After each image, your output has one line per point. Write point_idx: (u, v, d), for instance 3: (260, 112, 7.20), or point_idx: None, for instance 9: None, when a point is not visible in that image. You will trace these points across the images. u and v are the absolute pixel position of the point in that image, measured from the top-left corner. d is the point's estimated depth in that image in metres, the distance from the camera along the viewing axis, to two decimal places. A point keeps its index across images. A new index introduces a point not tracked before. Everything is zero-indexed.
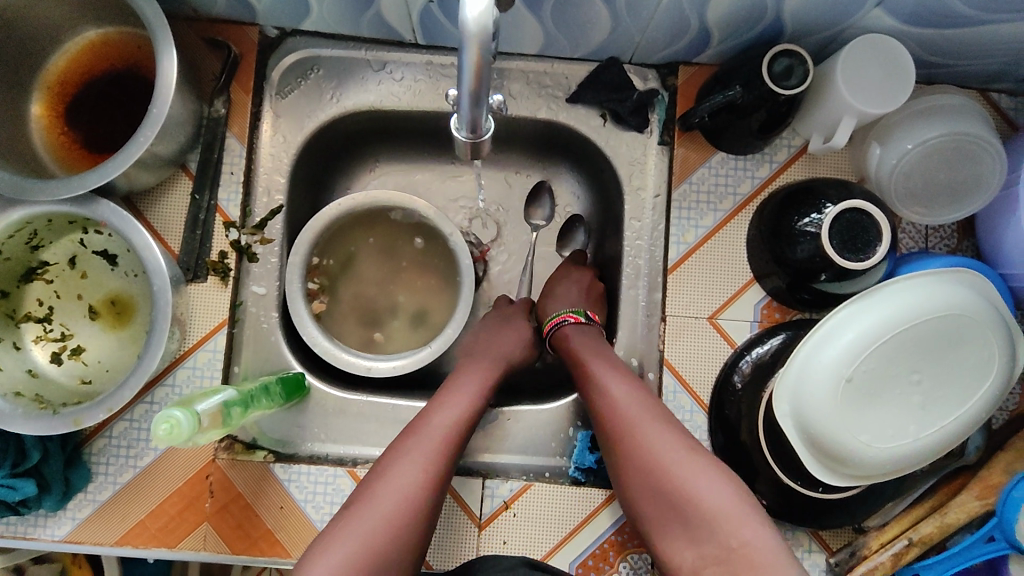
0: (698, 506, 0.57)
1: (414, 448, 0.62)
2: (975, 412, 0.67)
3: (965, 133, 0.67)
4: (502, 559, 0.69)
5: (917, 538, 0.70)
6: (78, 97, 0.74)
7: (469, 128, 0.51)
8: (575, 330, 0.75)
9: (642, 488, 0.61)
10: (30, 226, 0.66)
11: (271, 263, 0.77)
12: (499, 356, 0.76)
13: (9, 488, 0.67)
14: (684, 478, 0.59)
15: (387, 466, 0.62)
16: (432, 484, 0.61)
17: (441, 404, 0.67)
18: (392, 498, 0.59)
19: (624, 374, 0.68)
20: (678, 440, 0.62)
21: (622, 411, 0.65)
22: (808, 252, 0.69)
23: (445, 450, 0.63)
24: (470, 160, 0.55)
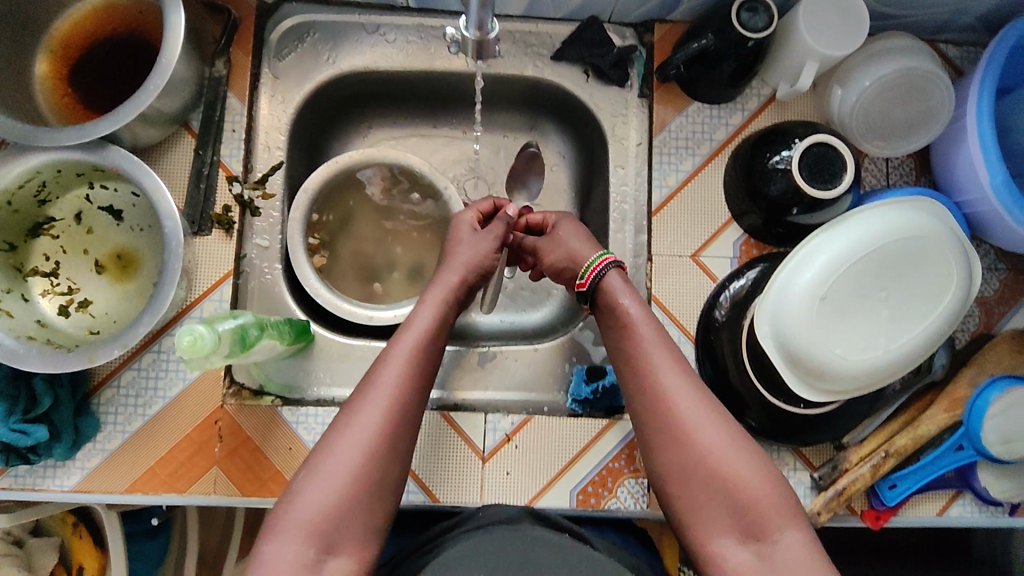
0: (738, 499, 0.58)
1: (379, 381, 0.61)
2: (939, 325, 0.72)
3: (915, 69, 0.73)
4: (505, 508, 0.67)
5: (893, 450, 0.75)
6: (80, 61, 0.76)
7: (475, 27, 0.63)
8: (612, 282, 0.71)
9: (681, 478, 0.61)
10: (39, 176, 0.68)
11: (273, 217, 0.80)
12: (472, 265, 0.73)
13: (21, 433, 0.68)
14: (722, 463, 0.59)
15: (353, 402, 0.61)
16: (401, 416, 0.60)
17: (406, 331, 0.66)
18: (359, 434, 0.58)
19: (660, 342, 0.66)
20: (716, 420, 0.61)
21: (659, 383, 0.63)
22: (782, 186, 0.74)
23: (411, 379, 0.62)
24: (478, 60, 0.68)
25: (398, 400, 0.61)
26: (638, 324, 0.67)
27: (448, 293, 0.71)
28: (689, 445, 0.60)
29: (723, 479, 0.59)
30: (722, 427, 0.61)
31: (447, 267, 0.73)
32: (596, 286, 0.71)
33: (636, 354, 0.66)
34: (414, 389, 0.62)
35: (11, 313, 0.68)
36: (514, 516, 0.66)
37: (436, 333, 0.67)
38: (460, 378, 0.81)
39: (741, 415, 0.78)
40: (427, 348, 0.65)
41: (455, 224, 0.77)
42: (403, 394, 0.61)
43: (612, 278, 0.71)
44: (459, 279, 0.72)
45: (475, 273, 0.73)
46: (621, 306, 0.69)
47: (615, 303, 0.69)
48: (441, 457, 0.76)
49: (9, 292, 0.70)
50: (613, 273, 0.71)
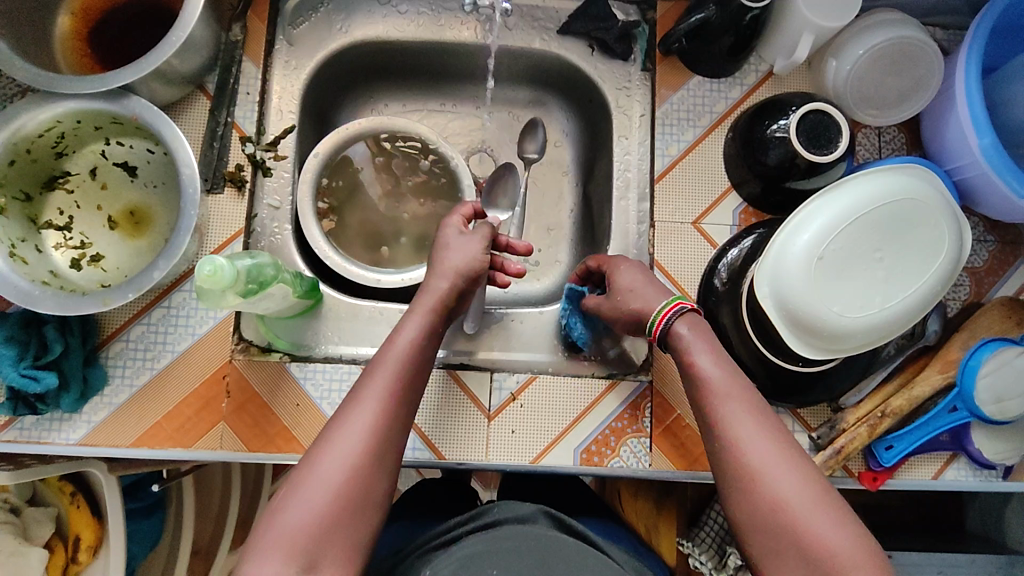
0: (810, 550, 0.51)
1: (366, 399, 0.59)
2: (931, 286, 0.75)
3: (908, 37, 0.77)
4: (520, 506, 0.67)
5: (889, 410, 0.77)
6: (100, 23, 0.78)
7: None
8: (681, 329, 0.63)
9: (751, 526, 0.53)
10: (58, 127, 0.70)
11: (284, 178, 0.81)
12: (462, 268, 0.69)
13: (31, 379, 0.68)
14: (804, 515, 0.52)
15: (337, 417, 0.58)
16: (387, 434, 0.58)
17: (394, 341, 0.63)
18: (344, 452, 0.55)
19: (734, 388, 0.58)
20: (797, 469, 0.54)
21: (732, 432, 0.56)
22: (780, 152, 0.77)
23: (398, 393, 0.60)
24: None
25: (384, 418, 0.58)
26: (709, 367, 0.59)
27: (437, 299, 0.67)
28: (767, 497, 0.53)
29: (794, 528, 0.52)
30: (802, 476, 0.54)
31: (438, 267, 0.69)
32: (664, 334, 0.64)
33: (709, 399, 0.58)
34: (403, 404, 0.60)
35: (26, 260, 0.69)
36: (528, 515, 0.65)
37: (424, 343, 0.64)
38: (466, 340, 0.82)
39: (744, 377, 0.80)
40: (415, 360, 0.62)
41: (442, 229, 0.73)
42: (390, 409, 0.59)
43: (688, 320, 0.63)
44: (449, 284, 0.67)
45: (466, 276, 0.69)
46: (691, 354, 0.61)
47: (687, 349, 0.61)
48: (447, 414, 0.77)
49: (25, 241, 0.70)
50: (686, 318, 0.63)
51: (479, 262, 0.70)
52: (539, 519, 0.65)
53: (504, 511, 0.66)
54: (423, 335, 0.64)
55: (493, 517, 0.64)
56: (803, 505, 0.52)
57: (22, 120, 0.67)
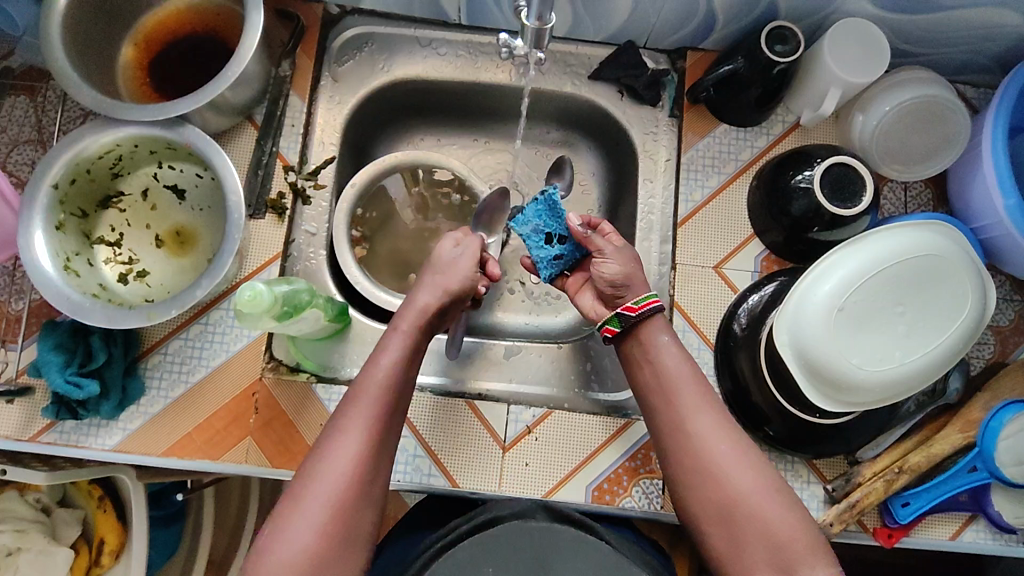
0: (768, 539, 0.58)
1: (355, 419, 0.62)
2: (954, 343, 0.75)
3: (933, 96, 0.79)
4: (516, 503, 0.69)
5: (907, 466, 0.76)
6: (160, 54, 0.84)
7: (534, 17, 0.62)
8: (654, 329, 0.68)
9: (711, 517, 0.61)
10: (118, 151, 0.75)
11: (322, 206, 0.85)
12: (451, 283, 0.71)
13: (75, 386, 0.72)
14: (755, 503, 0.60)
15: (326, 437, 0.62)
16: (374, 454, 0.61)
17: (378, 361, 0.65)
18: (334, 473, 0.59)
19: (702, 397, 0.64)
20: (751, 466, 0.61)
21: (698, 434, 0.63)
22: (804, 203, 0.78)
23: (384, 413, 0.63)
24: (534, 49, 0.65)
25: (372, 433, 0.62)
26: (677, 371, 0.66)
27: (420, 317, 0.69)
28: (724, 491, 0.61)
29: (753, 519, 0.59)
30: (757, 473, 0.61)
31: (426, 282, 0.72)
32: (637, 330, 0.69)
33: (676, 402, 0.64)
34: (388, 425, 0.63)
35: (79, 273, 0.73)
36: (526, 511, 0.67)
37: (407, 362, 0.66)
38: (484, 371, 0.84)
39: (759, 424, 0.80)
40: (398, 379, 0.65)
41: (440, 242, 0.76)
42: (377, 429, 0.62)
43: (657, 321, 0.69)
44: (432, 299, 0.70)
45: (452, 291, 0.71)
46: (659, 356, 0.67)
47: (654, 355, 0.67)
48: (462, 444, 0.79)
49: (79, 255, 0.75)
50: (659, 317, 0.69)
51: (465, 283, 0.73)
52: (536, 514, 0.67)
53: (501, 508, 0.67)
54: (405, 354, 0.66)
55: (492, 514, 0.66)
56: (758, 498, 0.60)
57: (86, 143, 0.72)
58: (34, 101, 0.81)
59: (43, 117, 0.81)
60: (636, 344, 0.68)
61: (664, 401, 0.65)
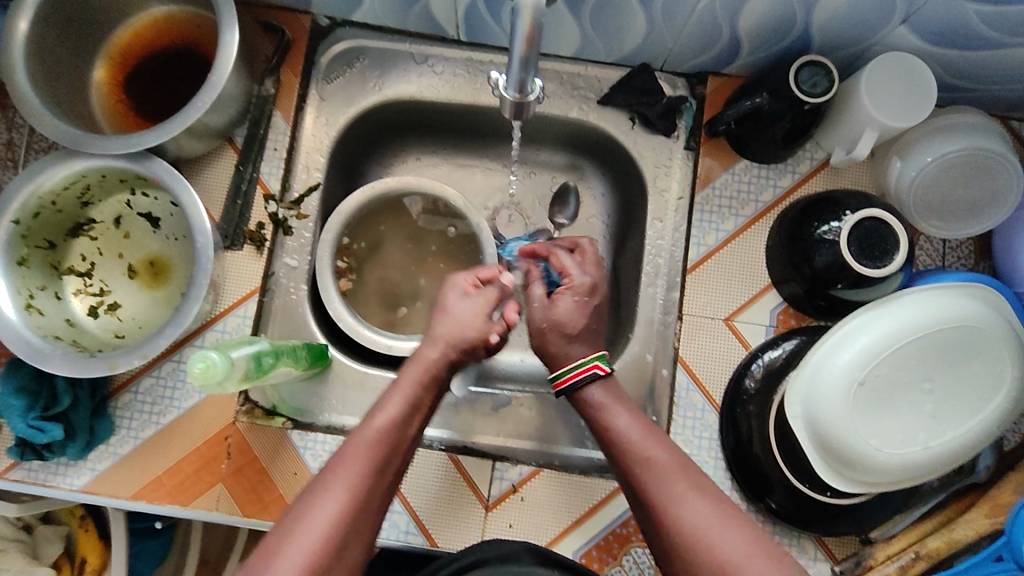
0: None
1: (338, 481, 0.56)
2: (987, 425, 0.68)
3: (983, 149, 0.71)
4: (504, 544, 0.65)
5: (924, 551, 0.70)
6: (136, 69, 0.78)
7: (515, 88, 0.52)
8: (598, 394, 0.63)
9: None
10: (84, 180, 0.70)
11: (304, 238, 0.80)
12: (457, 338, 0.66)
13: (37, 430, 0.69)
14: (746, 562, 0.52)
15: (307, 498, 0.55)
16: (356, 521, 0.55)
17: (372, 419, 0.60)
18: (308, 538, 0.52)
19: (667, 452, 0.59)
20: (728, 520, 0.54)
21: (667, 490, 0.56)
22: (827, 258, 0.70)
23: (371, 477, 0.57)
24: (513, 121, 0.56)
25: (357, 497, 0.55)
26: (630, 428, 0.60)
27: (424, 371, 0.64)
28: (707, 549, 0.53)
29: None
30: (739, 530, 0.54)
31: (427, 335, 0.66)
32: (576, 394, 0.64)
33: (642, 455, 0.58)
34: (376, 491, 0.57)
35: (43, 311, 0.69)
36: (513, 552, 0.63)
37: (404, 421, 0.61)
38: (472, 422, 0.80)
39: (761, 495, 0.73)
40: (392, 440, 0.59)
41: (445, 287, 0.70)
42: (362, 495, 0.56)
43: (593, 391, 0.64)
44: (439, 352, 0.65)
45: (458, 348, 0.66)
46: (614, 418, 0.61)
47: (609, 415, 0.62)
48: (443, 500, 0.74)
49: (44, 290, 0.71)
50: (591, 386, 0.64)
51: (471, 336, 0.66)
52: (522, 556, 0.62)
53: (487, 550, 0.64)
54: (403, 412, 0.61)
55: (477, 557, 0.62)
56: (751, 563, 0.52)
57: (48, 175, 0.67)
58: (5, 117, 0.77)
59: (14, 134, 0.77)
60: (585, 407, 0.64)
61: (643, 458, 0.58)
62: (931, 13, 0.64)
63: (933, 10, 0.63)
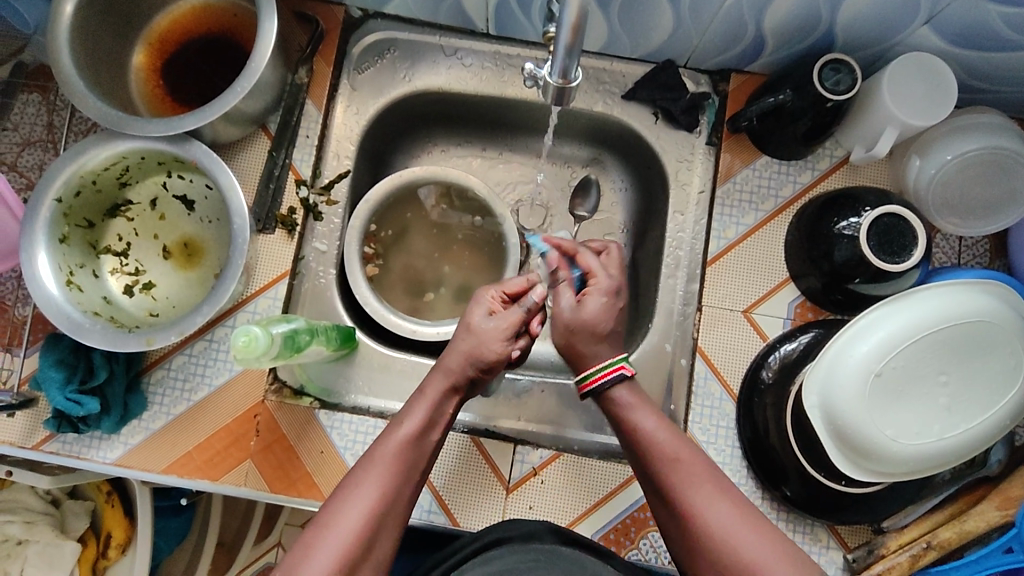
0: None
1: (364, 485, 0.57)
2: (1001, 419, 0.69)
3: (1002, 148, 0.72)
4: (525, 524, 0.67)
5: (935, 542, 0.71)
6: (173, 56, 0.80)
7: (559, 74, 0.54)
8: (623, 395, 0.64)
9: None
10: (124, 161, 0.72)
11: (333, 223, 0.82)
12: (477, 357, 0.64)
13: (75, 403, 0.71)
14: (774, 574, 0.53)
15: (334, 502, 0.57)
16: (384, 518, 0.57)
17: (401, 423, 0.62)
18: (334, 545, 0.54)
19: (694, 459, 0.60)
20: (747, 521, 0.56)
21: (690, 494, 0.58)
22: (847, 252, 0.72)
23: (395, 483, 0.58)
24: (556, 106, 0.58)
25: (387, 494, 0.58)
26: (655, 433, 0.62)
27: (448, 381, 0.65)
28: (732, 558, 0.55)
29: None
30: (758, 530, 0.56)
31: (448, 348, 0.66)
32: (603, 397, 0.65)
33: (659, 464, 0.60)
34: (402, 493, 0.59)
35: (82, 288, 0.71)
36: (533, 532, 0.65)
37: (428, 428, 0.63)
38: (493, 407, 0.81)
39: (777, 483, 0.75)
40: (418, 443, 0.61)
41: (471, 304, 0.67)
42: (386, 500, 0.57)
43: (625, 387, 0.65)
44: (461, 366, 0.65)
45: (477, 364, 0.64)
46: (637, 422, 0.63)
47: (633, 418, 0.63)
48: (467, 482, 0.76)
49: (83, 267, 0.73)
50: (622, 386, 0.65)
51: (488, 358, 0.65)
52: (545, 536, 0.65)
53: (508, 529, 0.66)
54: (428, 418, 0.63)
55: (498, 535, 0.64)
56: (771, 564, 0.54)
57: (90, 156, 0.70)
58: (46, 101, 0.79)
59: (54, 117, 0.79)
60: (610, 409, 0.65)
61: (660, 453, 0.61)
62: (953, 15, 0.66)
63: (955, 12, 0.65)
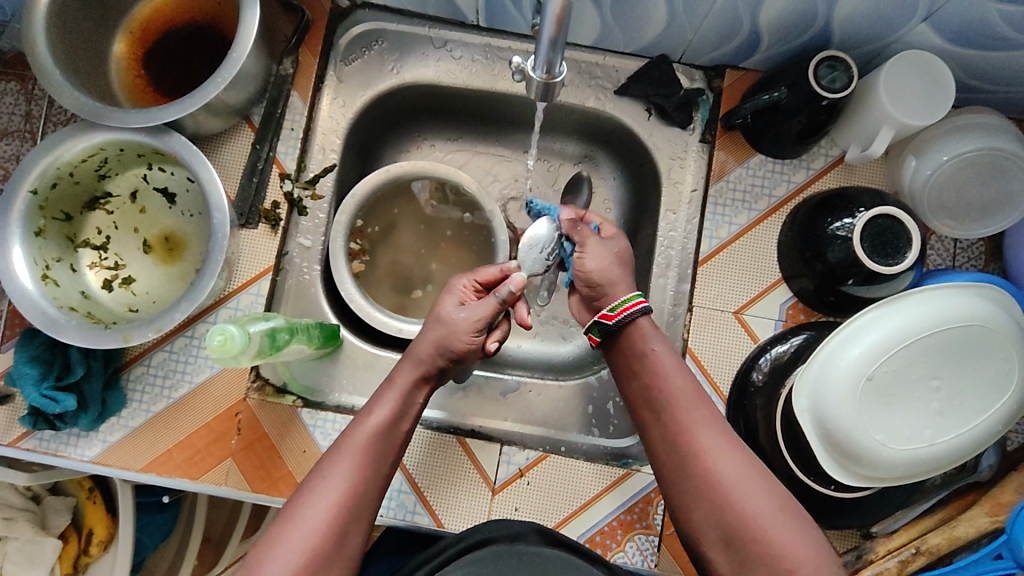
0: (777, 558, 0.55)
1: (338, 469, 0.57)
2: (993, 424, 0.68)
3: (998, 149, 0.71)
4: (513, 525, 0.66)
5: (924, 547, 0.71)
6: (156, 45, 0.78)
7: (543, 68, 0.52)
8: (646, 325, 0.67)
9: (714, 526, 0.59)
10: (102, 153, 0.70)
11: (319, 218, 0.81)
12: (445, 345, 0.66)
13: (51, 400, 0.70)
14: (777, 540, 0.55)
15: (306, 486, 0.57)
16: (354, 512, 0.56)
17: (368, 415, 0.61)
18: (304, 531, 0.54)
19: (704, 420, 0.62)
20: (749, 467, 0.59)
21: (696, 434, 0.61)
22: (840, 254, 0.70)
23: (367, 468, 0.59)
24: (541, 102, 0.57)
25: (356, 488, 0.57)
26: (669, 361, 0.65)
27: (419, 370, 0.65)
28: (731, 501, 0.58)
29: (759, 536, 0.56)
30: (757, 477, 0.59)
31: (418, 338, 0.67)
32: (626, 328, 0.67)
33: (670, 398, 0.64)
34: (374, 479, 0.59)
35: (58, 282, 0.70)
36: (521, 532, 0.64)
37: (397, 419, 0.62)
38: (479, 406, 0.80)
39: None
40: (387, 435, 0.61)
41: (443, 295, 0.69)
42: (359, 485, 0.57)
43: (644, 325, 0.67)
44: (431, 355, 0.65)
45: (446, 354, 0.66)
46: (654, 355, 0.66)
47: (651, 354, 0.66)
48: (452, 484, 0.75)
49: (59, 261, 0.71)
50: (643, 318, 0.68)
51: (455, 347, 0.66)
52: (529, 537, 0.63)
53: (494, 529, 0.65)
54: (396, 410, 0.62)
55: (486, 535, 0.63)
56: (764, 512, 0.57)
57: (67, 148, 0.68)
58: (24, 89, 0.77)
59: (32, 107, 0.77)
60: (627, 346, 0.68)
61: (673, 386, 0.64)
62: (952, 12, 0.64)
63: (954, 9, 0.64)
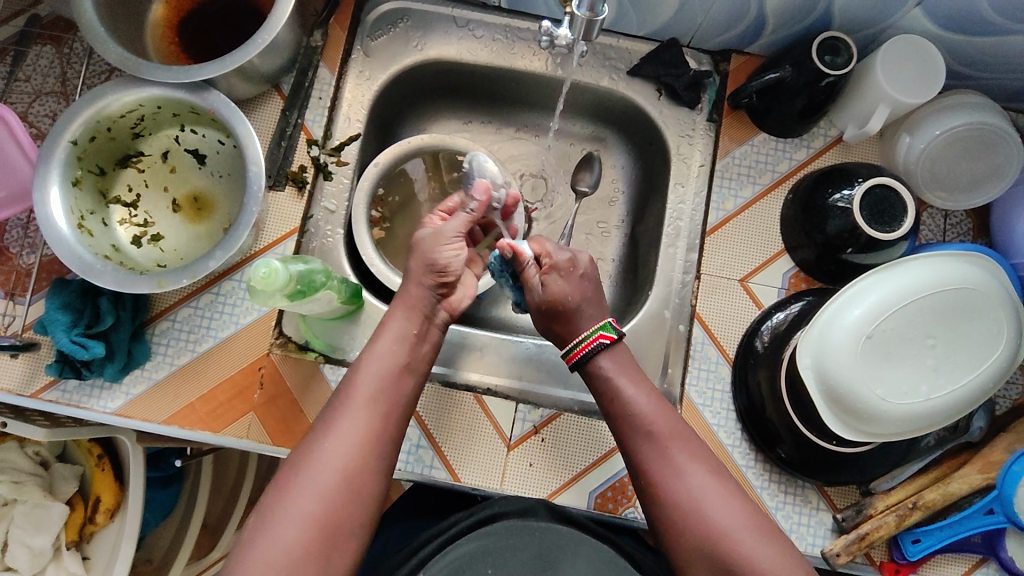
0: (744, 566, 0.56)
1: (342, 415, 0.59)
2: (984, 380, 0.72)
3: (985, 124, 0.77)
4: (521, 499, 0.67)
5: (921, 502, 0.74)
6: (189, 15, 0.82)
7: (587, 8, 0.61)
8: (606, 362, 0.67)
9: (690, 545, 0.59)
10: (140, 110, 0.73)
11: (343, 183, 0.83)
12: (426, 264, 0.67)
13: (80, 346, 0.71)
14: (747, 555, 0.56)
15: (315, 434, 0.58)
16: (368, 446, 0.58)
17: (367, 354, 0.63)
18: (315, 475, 0.56)
19: (674, 433, 0.63)
20: (719, 486, 0.60)
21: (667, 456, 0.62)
22: (840, 223, 0.75)
23: (371, 409, 0.59)
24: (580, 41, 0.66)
25: (363, 431, 0.58)
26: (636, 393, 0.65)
27: (414, 310, 0.66)
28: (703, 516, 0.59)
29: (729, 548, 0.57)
30: (728, 497, 0.60)
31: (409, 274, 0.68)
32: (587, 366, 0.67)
33: (639, 430, 0.63)
34: (383, 417, 0.60)
35: (93, 232, 0.72)
36: (530, 508, 0.65)
37: (399, 354, 0.63)
38: (490, 366, 0.83)
39: (771, 444, 0.77)
40: (391, 372, 0.62)
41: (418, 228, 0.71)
42: (366, 425, 0.59)
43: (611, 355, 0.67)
44: (420, 290, 0.66)
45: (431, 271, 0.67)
46: (622, 384, 0.65)
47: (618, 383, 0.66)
48: (468, 439, 0.77)
49: (93, 214, 0.73)
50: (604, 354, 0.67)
51: (439, 258, 0.67)
52: (540, 512, 0.65)
53: (504, 503, 0.65)
54: (396, 348, 0.63)
55: (494, 510, 0.64)
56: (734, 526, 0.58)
57: (109, 101, 0.70)
58: (60, 52, 0.80)
59: (67, 69, 0.79)
60: (595, 377, 0.67)
61: (640, 407, 0.64)
62: None
63: None
